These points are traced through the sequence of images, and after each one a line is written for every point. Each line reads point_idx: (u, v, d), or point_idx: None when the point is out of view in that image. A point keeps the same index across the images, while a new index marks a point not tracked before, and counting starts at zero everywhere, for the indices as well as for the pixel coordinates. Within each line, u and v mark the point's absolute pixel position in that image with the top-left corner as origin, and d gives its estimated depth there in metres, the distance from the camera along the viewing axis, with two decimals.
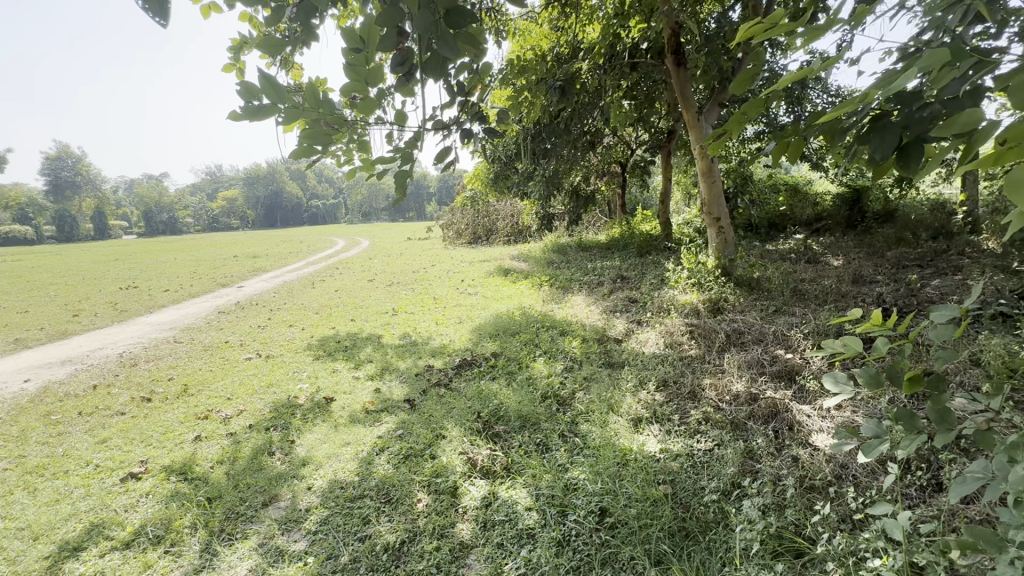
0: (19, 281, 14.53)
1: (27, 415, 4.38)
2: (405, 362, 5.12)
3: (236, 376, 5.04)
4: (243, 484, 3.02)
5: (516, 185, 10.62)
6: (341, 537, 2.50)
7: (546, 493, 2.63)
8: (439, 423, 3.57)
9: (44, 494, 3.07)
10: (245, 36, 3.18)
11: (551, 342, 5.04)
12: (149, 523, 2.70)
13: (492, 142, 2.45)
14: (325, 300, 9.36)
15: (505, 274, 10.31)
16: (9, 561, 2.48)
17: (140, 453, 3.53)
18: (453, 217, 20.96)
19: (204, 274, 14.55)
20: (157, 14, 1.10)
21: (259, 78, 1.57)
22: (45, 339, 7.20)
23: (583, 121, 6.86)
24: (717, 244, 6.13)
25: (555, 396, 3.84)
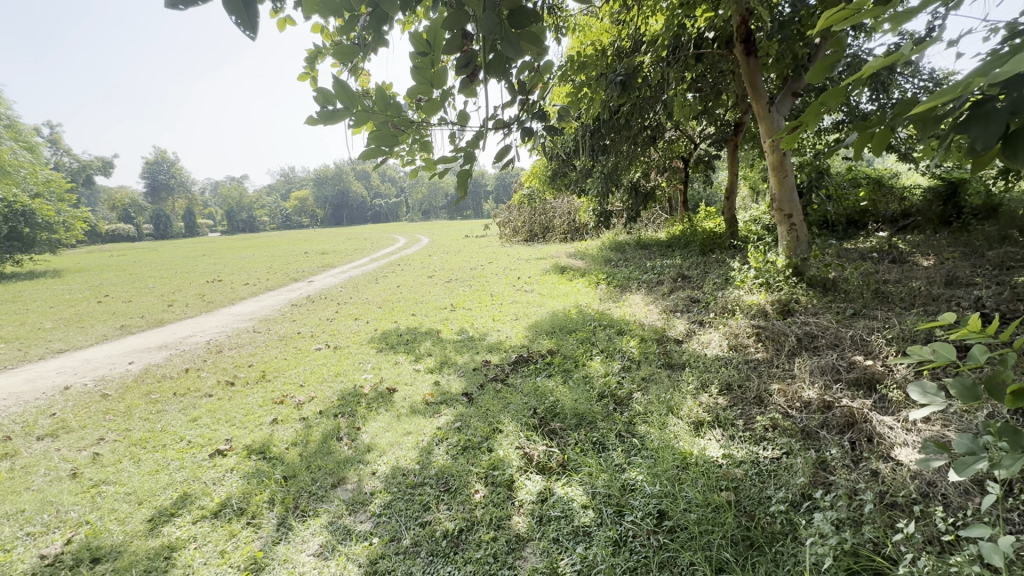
0: (123, 274, 16.22)
1: (132, 393, 4.91)
2: (463, 357, 5.24)
3: (308, 365, 5.38)
4: (314, 466, 3.23)
5: (574, 182, 10.53)
6: (403, 521, 2.61)
7: (603, 492, 2.61)
8: (496, 417, 3.63)
9: (146, 464, 3.42)
10: (319, 46, 3.39)
11: (608, 341, 4.97)
12: (233, 497, 2.94)
13: (553, 140, 2.47)
14: (388, 295, 9.73)
15: (562, 272, 10.28)
16: (119, 520, 2.79)
17: (225, 432, 3.86)
18: (510, 215, 21.16)
19: (277, 270, 15.56)
20: (246, 28, 1.22)
21: (333, 83, 1.70)
22: (146, 327, 8.01)
23: (643, 116, 6.70)
24: (788, 242, 5.78)
25: (613, 396, 3.79)
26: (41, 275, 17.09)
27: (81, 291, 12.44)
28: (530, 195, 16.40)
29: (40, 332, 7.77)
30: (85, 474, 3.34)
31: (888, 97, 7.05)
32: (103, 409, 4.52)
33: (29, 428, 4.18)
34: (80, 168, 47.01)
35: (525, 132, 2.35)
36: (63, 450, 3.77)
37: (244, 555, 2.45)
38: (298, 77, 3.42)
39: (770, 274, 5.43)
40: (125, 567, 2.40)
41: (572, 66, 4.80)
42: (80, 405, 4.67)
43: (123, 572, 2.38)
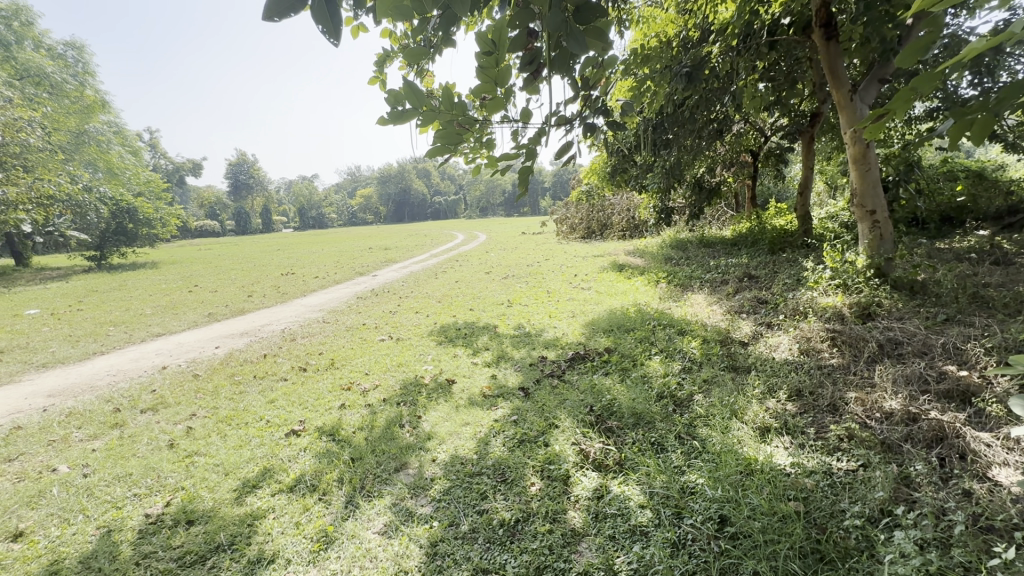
0: (209, 267, 17.70)
1: (218, 374, 5.37)
2: (520, 352, 5.29)
3: (373, 355, 5.65)
4: (379, 450, 3.39)
5: (634, 178, 10.31)
6: (461, 507, 2.69)
7: (661, 493, 2.56)
8: (552, 412, 3.65)
9: (231, 439, 3.74)
10: (388, 50, 3.54)
11: (668, 341, 4.84)
12: (306, 474, 3.15)
13: (615, 135, 2.46)
14: (446, 290, 9.99)
15: (620, 269, 10.09)
16: (209, 488, 3.08)
17: (299, 414, 4.14)
18: (568, 211, 21.06)
19: (344, 264, 16.39)
20: (332, 36, 1.37)
21: (402, 85, 1.81)
22: (229, 315, 8.72)
23: (710, 107, 6.44)
24: (870, 240, 5.35)
25: (672, 397, 3.69)
26: (141, 266, 18.98)
27: (174, 281, 13.72)
28: (589, 191, 16.20)
29: (142, 317, 8.67)
30: (180, 445, 3.70)
31: (993, 81, 6.34)
32: (194, 388, 4.98)
33: (134, 402, 4.68)
34: (173, 169, 51.72)
35: (587, 128, 2.35)
36: (162, 422, 4.20)
37: (317, 528, 2.62)
38: (368, 81, 3.59)
39: (849, 275, 5.07)
40: (215, 530, 2.64)
41: (637, 58, 4.70)
42: (176, 383, 5.18)
43: (213, 534, 2.62)
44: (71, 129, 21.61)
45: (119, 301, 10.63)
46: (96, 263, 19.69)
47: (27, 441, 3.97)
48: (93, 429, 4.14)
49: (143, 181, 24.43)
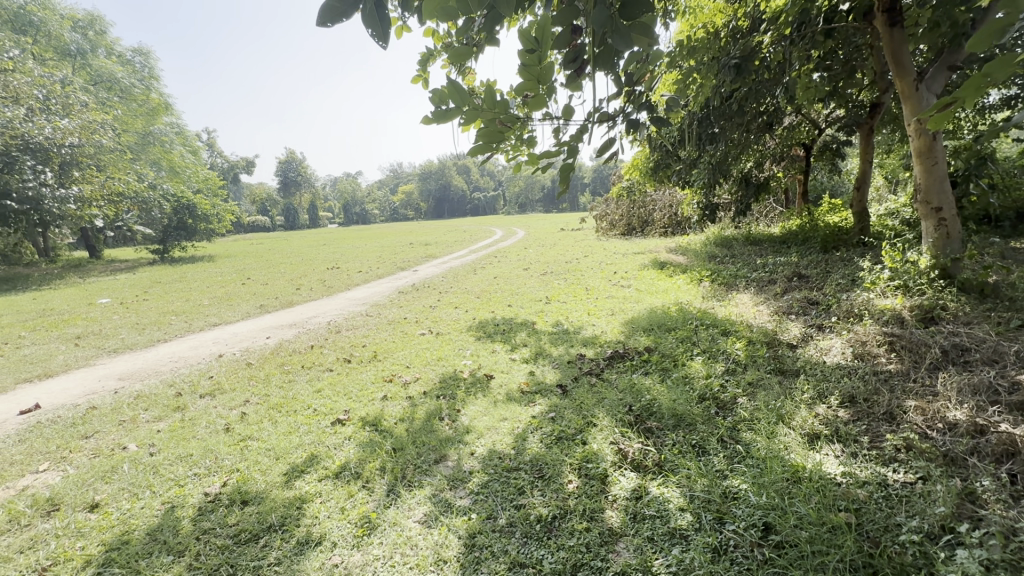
0: (261, 261, 18.56)
1: (270, 363, 5.65)
2: (558, 349, 5.28)
3: (413, 348, 5.78)
4: (419, 441, 3.48)
5: (677, 174, 10.06)
6: (499, 501, 2.72)
7: (702, 497, 2.51)
8: (590, 411, 3.63)
9: (281, 425, 3.92)
10: (431, 49, 3.60)
11: (711, 341, 4.71)
12: (351, 461, 3.28)
13: (660, 131, 2.42)
14: (485, 286, 10.08)
15: (661, 267, 9.88)
16: (262, 471, 3.25)
17: (344, 404, 4.30)
18: (608, 207, 20.78)
19: (386, 259, 16.82)
20: (381, 39, 1.42)
21: (446, 85, 1.86)
22: (279, 307, 9.13)
23: (759, 99, 6.20)
24: (934, 239, 5.01)
25: (714, 399, 3.59)
26: (199, 260, 20.08)
27: (229, 274, 14.45)
28: (629, 187, 15.92)
29: (200, 308, 9.21)
30: (234, 429, 3.92)
31: None
32: (248, 375, 5.27)
33: (193, 387, 5.00)
34: (228, 167, 54.48)
35: (630, 124, 2.32)
36: (219, 407, 4.46)
37: (360, 514, 2.72)
38: (412, 80, 3.66)
39: (910, 276, 4.77)
40: (267, 511, 2.79)
41: (682, 51, 4.57)
42: (231, 370, 5.49)
43: (265, 514, 2.76)
44: (139, 131, 23.13)
45: (180, 292, 11.32)
46: (160, 256, 21.02)
47: (101, 420, 4.30)
48: (158, 411, 4.45)
49: (202, 179, 25.89)
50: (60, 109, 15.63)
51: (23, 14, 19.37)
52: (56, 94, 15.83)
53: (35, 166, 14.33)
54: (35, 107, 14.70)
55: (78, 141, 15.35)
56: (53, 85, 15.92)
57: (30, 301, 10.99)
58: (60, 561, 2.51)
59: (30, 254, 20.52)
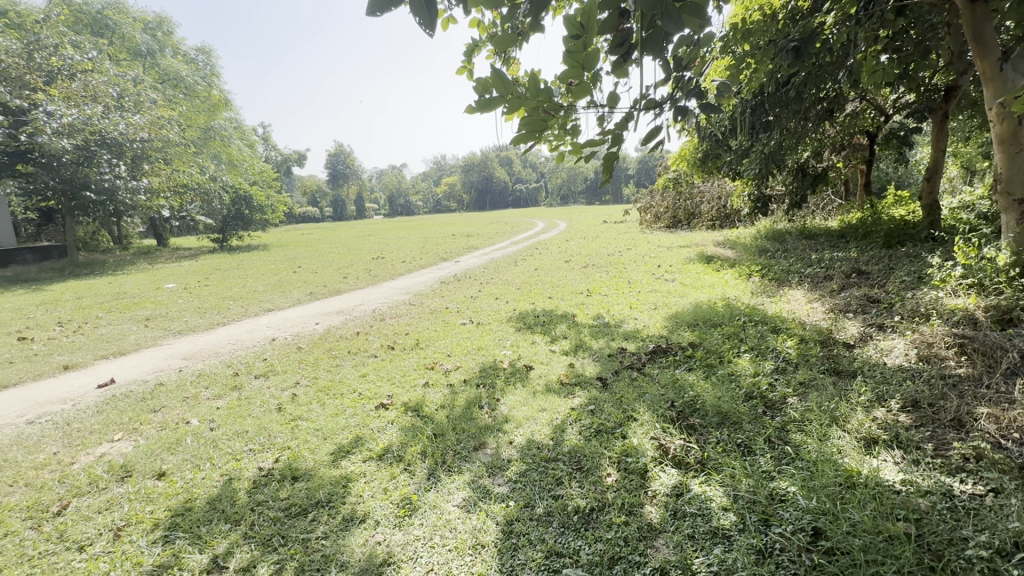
0: (311, 250, 19.30)
1: (319, 347, 5.90)
2: (598, 342, 5.22)
3: (454, 337, 5.88)
4: (459, 428, 3.55)
5: (727, 164, 9.67)
6: (537, 491, 2.74)
7: (747, 497, 2.43)
8: (631, 405, 3.58)
9: (329, 407, 4.09)
10: (477, 40, 3.60)
11: (760, 339, 4.52)
12: (394, 445, 3.38)
13: (710, 118, 2.34)
14: (526, 278, 10.07)
15: (708, 261, 9.56)
16: (311, 449, 3.41)
17: (387, 389, 4.43)
18: (653, 199, 20.29)
19: (430, 250, 17.11)
20: (428, 28, 1.44)
21: (488, 73, 1.87)
22: (327, 294, 9.48)
23: (819, 84, 5.86)
24: (1015, 234, 4.59)
25: (762, 398, 3.46)
26: (255, 249, 21.11)
27: (282, 263, 15.13)
28: (676, 178, 15.44)
29: (255, 294, 9.71)
30: (286, 409, 4.12)
31: None
32: (299, 358, 5.53)
33: (249, 368, 5.29)
34: (282, 160, 56.87)
35: (678, 111, 2.25)
36: (272, 387, 4.71)
37: (402, 495, 2.80)
38: (456, 71, 3.68)
39: (985, 274, 4.40)
40: (316, 487, 2.92)
41: (735, 34, 4.37)
42: (284, 353, 5.77)
43: (314, 491, 2.90)
44: (202, 126, 24.46)
45: (236, 279, 11.94)
46: (219, 244, 22.27)
47: (168, 396, 4.63)
48: (218, 389, 4.74)
49: (258, 171, 27.14)
50: (132, 106, 16.75)
51: (102, 17, 21.22)
52: (129, 92, 16.97)
53: (111, 159, 15.48)
54: (111, 105, 15.88)
55: (148, 136, 16.44)
56: (126, 83, 17.08)
57: (105, 285, 11.89)
58: (132, 523, 2.73)
59: (106, 242, 22.20)
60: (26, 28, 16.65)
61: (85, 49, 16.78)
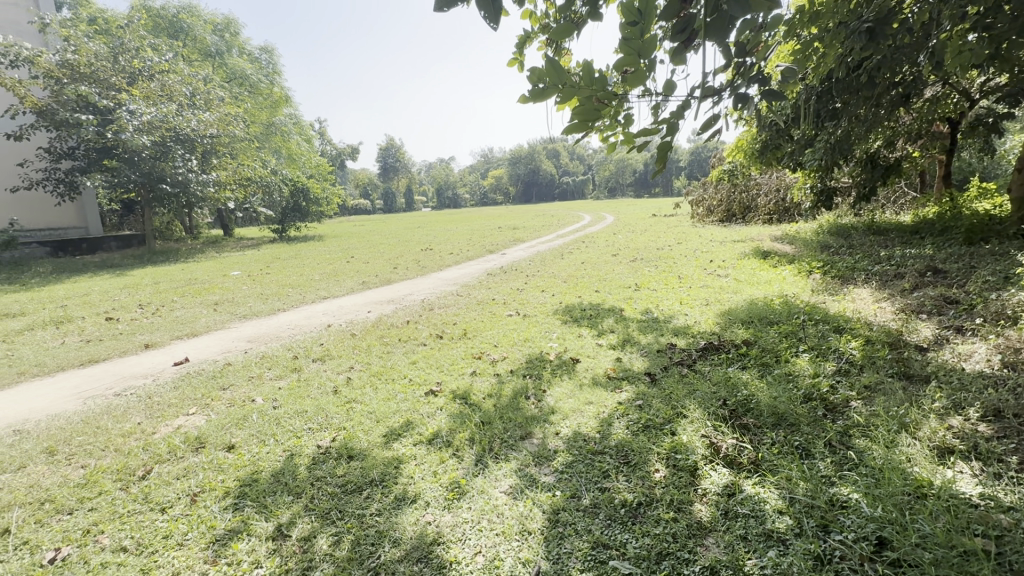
0: (363, 241, 19.99)
1: (371, 334, 6.13)
2: (647, 338, 5.13)
3: (501, 328, 5.94)
4: (506, 417, 3.59)
5: (788, 155, 9.18)
6: (584, 482, 2.74)
7: (805, 502, 2.33)
8: (681, 402, 3.50)
9: (381, 392, 4.25)
10: (529, 31, 3.59)
11: (821, 339, 4.29)
12: (443, 430, 3.47)
13: (773, 106, 2.24)
14: (572, 271, 10.01)
15: (764, 257, 9.15)
16: (365, 431, 3.56)
17: (436, 376, 4.55)
18: (706, 192, 19.60)
19: (477, 242, 17.29)
20: (490, 21, 1.65)
21: (542, 62, 1.89)
22: (379, 284, 9.81)
23: (896, 68, 5.43)
24: None
25: (822, 401, 3.29)
26: (312, 239, 22.11)
27: (336, 253, 15.76)
28: (732, 169, 14.81)
29: (312, 282, 10.17)
30: (342, 392, 4.32)
31: None
32: (353, 344, 5.77)
33: (308, 352, 5.58)
34: (336, 154, 59.03)
35: (738, 98, 2.16)
36: (329, 371, 4.95)
37: (450, 479, 2.88)
38: (508, 63, 3.68)
39: None
40: (370, 467, 3.05)
41: (803, 17, 4.12)
42: (339, 339, 6.04)
43: (368, 470, 3.03)
44: (265, 122, 25.71)
45: (294, 268, 12.53)
46: (279, 235, 23.49)
47: (235, 375, 4.97)
48: (280, 370, 5.03)
49: (315, 165, 28.34)
50: (203, 104, 17.84)
51: (176, 21, 22.89)
52: (200, 91, 18.07)
53: (184, 154, 16.59)
54: (184, 103, 17.02)
55: (216, 132, 17.49)
56: (198, 82, 18.18)
57: (179, 271, 12.82)
58: (206, 489, 2.96)
59: (179, 232, 23.88)
60: (111, 34, 18.03)
61: (162, 51, 17.98)
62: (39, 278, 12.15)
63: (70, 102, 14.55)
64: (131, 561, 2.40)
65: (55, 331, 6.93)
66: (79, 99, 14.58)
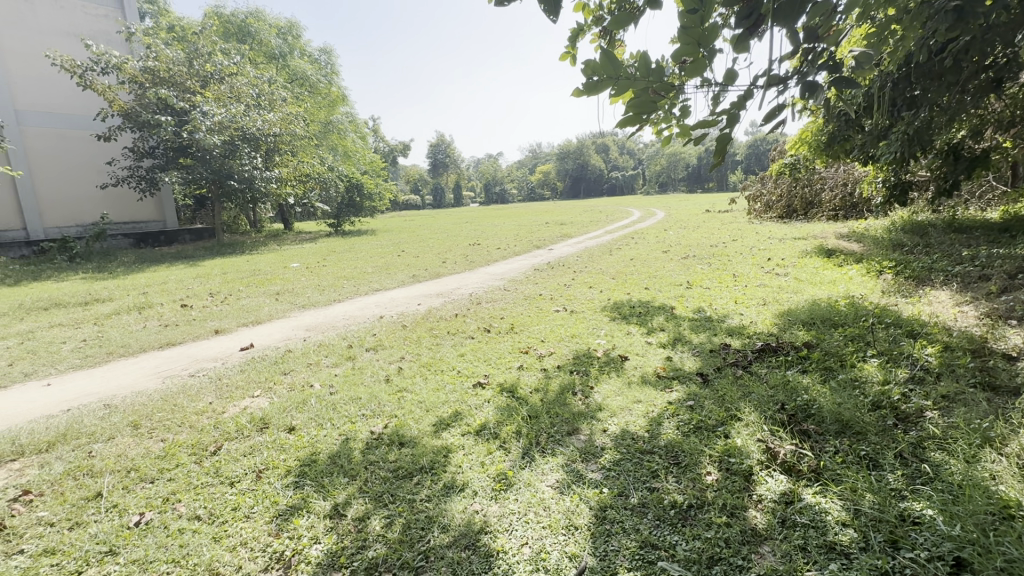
0: (414, 235, 20.48)
1: (421, 326, 6.29)
2: (699, 337, 4.98)
3: (548, 324, 5.94)
4: (553, 412, 3.60)
5: (858, 146, 8.58)
6: (632, 480, 2.71)
7: (871, 515, 2.20)
8: (735, 404, 3.38)
9: (431, 382, 4.36)
10: (581, 24, 3.55)
11: (891, 343, 4.01)
12: (490, 422, 3.52)
13: (843, 95, 2.11)
14: (621, 268, 9.84)
15: (828, 255, 8.63)
16: (415, 419, 3.67)
17: (483, 369, 4.61)
18: (766, 186, 18.65)
19: (524, 237, 17.30)
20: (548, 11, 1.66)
21: (599, 53, 1.88)
22: (428, 277, 10.02)
23: (988, 50, 4.93)
24: None
25: (892, 409, 3.08)
26: (365, 234, 22.89)
27: (387, 247, 16.23)
28: (794, 163, 14.02)
29: (365, 275, 10.53)
30: (393, 381, 4.47)
31: None
32: (404, 335, 5.95)
33: (361, 342, 5.80)
34: (389, 150, 60.65)
35: (806, 87, 2.05)
36: (381, 360, 5.12)
37: (498, 470, 2.92)
38: (559, 57, 3.65)
39: None
40: (420, 455, 3.14)
41: None
42: (391, 329, 6.24)
43: (418, 457, 3.12)
44: (323, 120, 26.76)
45: (349, 260, 13.03)
46: (335, 229, 24.48)
47: (295, 361, 5.25)
48: (336, 358, 5.27)
49: (369, 161, 29.23)
50: (267, 104, 18.76)
51: (245, 26, 24.32)
52: (265, 92, 18.99)
53: (250, 153, 17.55)
54: (251, 104, 18.01)
55: (279, 131, 18.36)
56: (263, 84, 19.11)
57: (244, 263, 13.64)
58: (269, 467, 3.15)
59: (245, 226, 25.41)
60: (186, 40, 19.28)
61: (231, 55, 19.05)
62: (124, 267, 13.29)
63: (152, 104, 15.87)
64: (205, 529, 2.59)
65: (138, 316, 7.56)
66: (159, 101, 15.83)
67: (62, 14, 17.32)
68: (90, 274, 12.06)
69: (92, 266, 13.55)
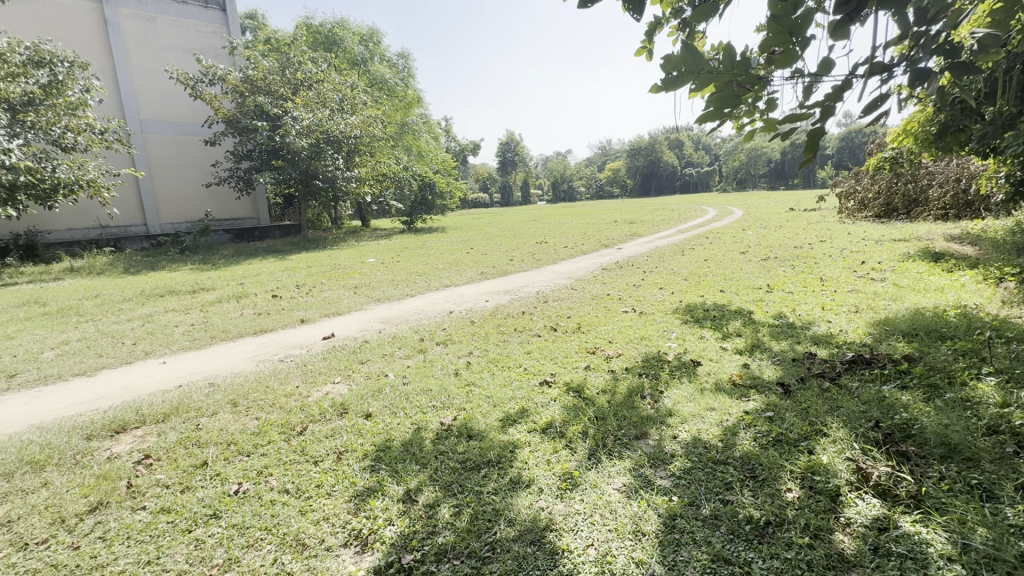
0: (482, 233, 20.82)
1: (489, 322, 6.41)
2: (780, 344, 4.68)
3: (616, 324, 5.84)
4: (621, 414, 3.54)
5: (978, 138, 7.60)
6: (703, 491, 2.60)
7: (983, 552, 1.97)
8: (820, 418, 3.15)
9: (498, 377, 4.45)
10: (659, 18, 3.43)
11: (1013, 361, 3.53)
12: (556, 420, 3.53)
13: (960, 81, 1.89)
14: (694, 269, 9.44)
15: (935, 259, 7.72)
16: (482, 413, 3.76)
17: (550, 367, 4.62)
18: (863, 182, 16.96)
19: (592, 236, 17.01)
20: None
21: (682, 47, 1.81)
22: (496, 275, 10.17)
23: None
24: None
25: (1012, 435, 2.72)
26: (434, 231, 23.60)
27: (456, 244, 16.62)
28: (896, 156, 12.70)
29: (436, 271, 10.89)
30: (462, 374, 4.61)
31: None
32: (472, 331, 6.10)
33: (432, 336, 6.01)
34: (460, 149, 61.95)
35: (917, 75, 1.86)
36: (451, 354, 5.29)
37: (563, 469, 2.93)
38: (634, 52, 3.55)
39: None
40: (487, 448, 3.21)
41: None
42: (460, 325, 6.42)
43: (485, 451, 3.19)
44: (399, 122, 27.92)
45: (421, 257, 13.52)
46: (408, 226, 25.46)
47: (371, 351, 5.55)
48: (409, 350, 5.51)
49: (441, 161, 30.03)
50: (350, 108, 19.79)
51: (332, 35, 25.80)
52: (348, 97, 20.05)
53: (333, 154, 18.63)
54: (335, 109, 19.09)
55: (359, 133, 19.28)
56: (347, 89, 20.20)
57: (326, 257, 14.57)
58: (348, 450, 3.36)
59: (327, 222, 27.14)
60: (280, 50, 20.80)
61: (318, 63, 20.29)
62: (225, 260, 14.69)
63: (250, 111, 17.39)
64: (293, 502, 2.82)
65: (236, 304, 8.34)
66: (256, 108, 17.35)
67: (178, 32, 19.34)
68: (197, 266, 13.45)
69: (197, 258, 15.08)
